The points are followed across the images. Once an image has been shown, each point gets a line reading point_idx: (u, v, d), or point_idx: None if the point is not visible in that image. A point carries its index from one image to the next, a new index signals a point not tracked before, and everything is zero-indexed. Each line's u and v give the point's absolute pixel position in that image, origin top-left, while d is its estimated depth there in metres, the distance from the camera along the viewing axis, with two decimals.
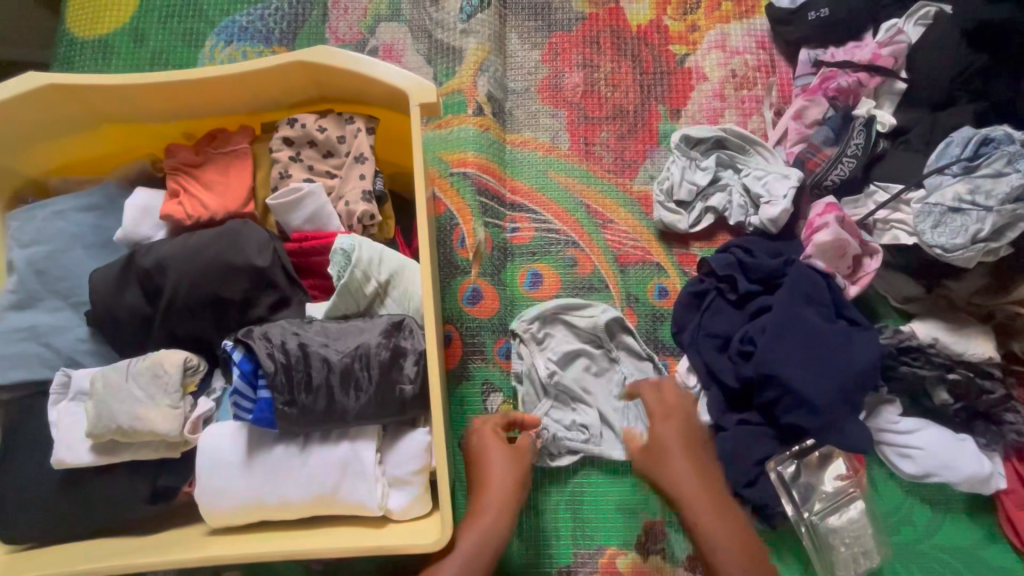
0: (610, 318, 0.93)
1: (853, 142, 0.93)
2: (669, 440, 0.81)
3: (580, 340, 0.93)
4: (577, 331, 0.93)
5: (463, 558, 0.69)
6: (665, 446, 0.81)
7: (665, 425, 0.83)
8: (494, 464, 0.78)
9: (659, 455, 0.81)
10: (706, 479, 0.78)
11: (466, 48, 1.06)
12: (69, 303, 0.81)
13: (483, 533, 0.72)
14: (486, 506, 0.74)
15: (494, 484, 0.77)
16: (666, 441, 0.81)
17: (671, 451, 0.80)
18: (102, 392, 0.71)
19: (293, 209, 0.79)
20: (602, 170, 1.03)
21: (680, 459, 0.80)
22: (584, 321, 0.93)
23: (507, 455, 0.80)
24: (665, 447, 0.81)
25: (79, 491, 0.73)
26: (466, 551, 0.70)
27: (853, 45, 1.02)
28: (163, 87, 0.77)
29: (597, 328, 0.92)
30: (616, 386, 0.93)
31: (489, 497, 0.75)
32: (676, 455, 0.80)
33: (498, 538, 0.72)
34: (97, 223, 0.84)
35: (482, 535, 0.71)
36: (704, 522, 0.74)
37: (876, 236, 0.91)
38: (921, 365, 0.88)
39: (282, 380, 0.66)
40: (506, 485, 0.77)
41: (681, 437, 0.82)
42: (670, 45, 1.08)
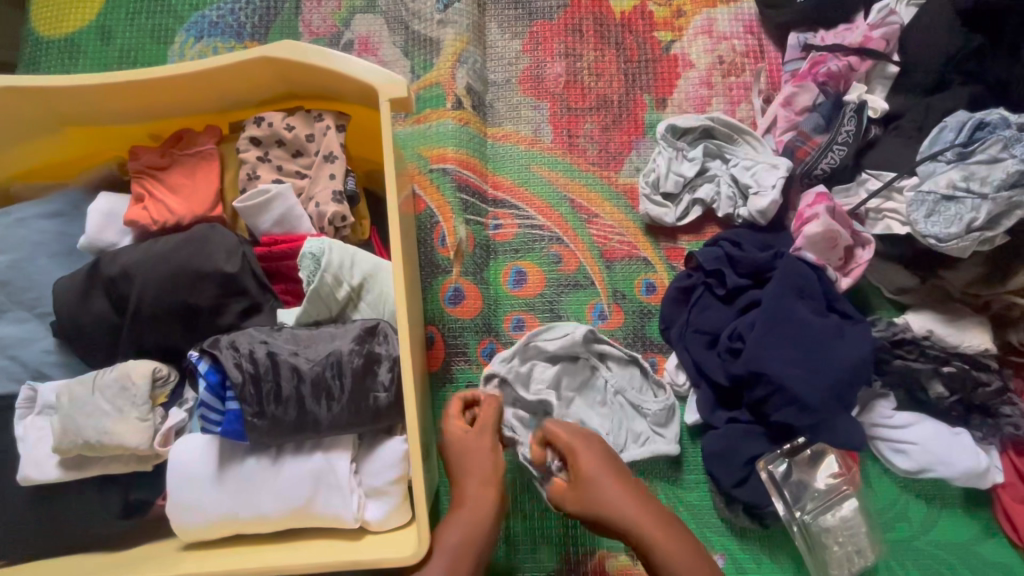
0: (581, 335, 0.87)
1: (844, 129, 0.90)
2: (596, 469, 0.72)
3: (557, 359, 0.88)
4: (551, 354, 0.88)
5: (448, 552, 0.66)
6: (597, 476, 0.72)
7: (586, 453, 0.74)
8: (471, 456, 0.74)
9: (587, 488, 0.71)
10: (646, 500, 0.71)
11: (443, 39, 1.02)
12: (34, 313, 0.78)
13: (466, 521, 0.69)
14: (469, 496, 0.71)
15: (476, 472, 0.73)
16: (591, 470, 0.72)
17: (607, 482, 0.71)
18: (68, 406, 0.69)
19: (261, 212, 0.76)
20: (587, 163, 1.00)
21: (616, 489, 0.71)
22: (555, 343, 0.87)
23: (482, 448, 0.75)
24: (594, 478, 0.71)
25: (51, 507, 0.72)
26: (452, 544, 0.67)
27: (844, 28, 0.98)
28: (121, 87, 0.74)
29: (573, 346, 0.87)
30: (599, 392, 0.90)
31: (469, 486, 0.72)
32: (612, 483, 0.71)
33: (481, 526, 0.69)
34: (61, 230, 0.81)
35: (472, 517, 0.69)
36: (667, 545, 0.67)
37: (868, 227, 0.89)
38: (915, 358, 0.85)
39: (251, 391, 0.64)
40: (484, 473, 0.73)
41: (606, 463, 0.73)
42: (656, 32, 1.05)
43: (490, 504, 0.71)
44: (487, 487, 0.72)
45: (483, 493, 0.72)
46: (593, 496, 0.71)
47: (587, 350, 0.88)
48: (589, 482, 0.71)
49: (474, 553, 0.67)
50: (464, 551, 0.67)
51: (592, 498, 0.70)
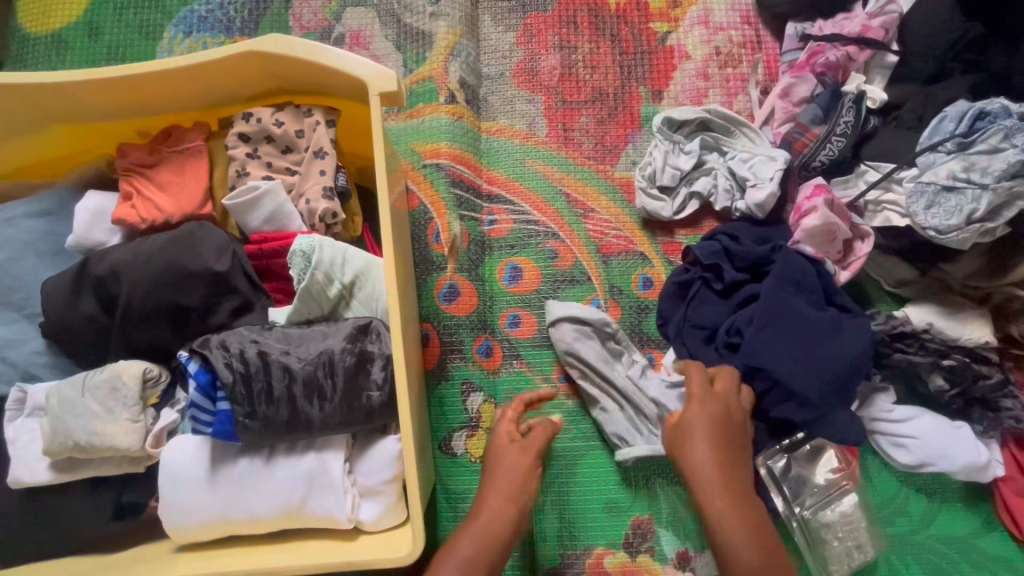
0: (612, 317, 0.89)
1: (842, 120, 0.89)
2: (699, 422, 0.73)
3: (595, 339, 0.88)
4: (589, 329, 0.88)
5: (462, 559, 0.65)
6: (693, 433, 0.72)
7: (696, 405, 0.74)
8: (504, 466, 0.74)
9: (683, 433, 0.73)
10: (736, 471, 0.70)
11: (436, 32, 1.01)
12: (23, 314, 0.77)
13: (479, 533, 0.68)
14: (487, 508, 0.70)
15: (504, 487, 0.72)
16: (693, 420, 0.73)
17: (703, 437, 0.72)
18: (57, 408, 0.68)
19: (251, 209, 0.75)
20: (583, 156, 0.99)
21: (708, 446, 0.71)
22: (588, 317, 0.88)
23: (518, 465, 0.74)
24: (693, 428, 0.73)
25: (42, 510, 0.71)
26: (464, 554, 0.65)
27: (842, 17, 0.97)
28: (106, 83, 0.72)
29: (609, 328, 0.89)
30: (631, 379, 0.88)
31: (491, 499, 0.71)
32: (707, 441, 0.71)
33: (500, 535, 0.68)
34: (49, 229, 0.80)
35: (485, 533, 0.68)
36: (727, 523, 0.66)
37: (868, 219, 0.89)
38: (915, 351, 0.85)
39: (242, 391, 0.63)
40: (511, 492, 0.71)
41: (710, 423, 0.73)
42: (651, 23, 1.03)
43: (507, 520, 0.69)
44: (510, 505, 0.71)
45: (505, 510, 0.70)
46: (683, 441, 0.73)
47: (621, 335, 0.90)
48: (684, 429, 0.73)
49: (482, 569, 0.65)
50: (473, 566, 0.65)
51: (682, 442, 0.73)
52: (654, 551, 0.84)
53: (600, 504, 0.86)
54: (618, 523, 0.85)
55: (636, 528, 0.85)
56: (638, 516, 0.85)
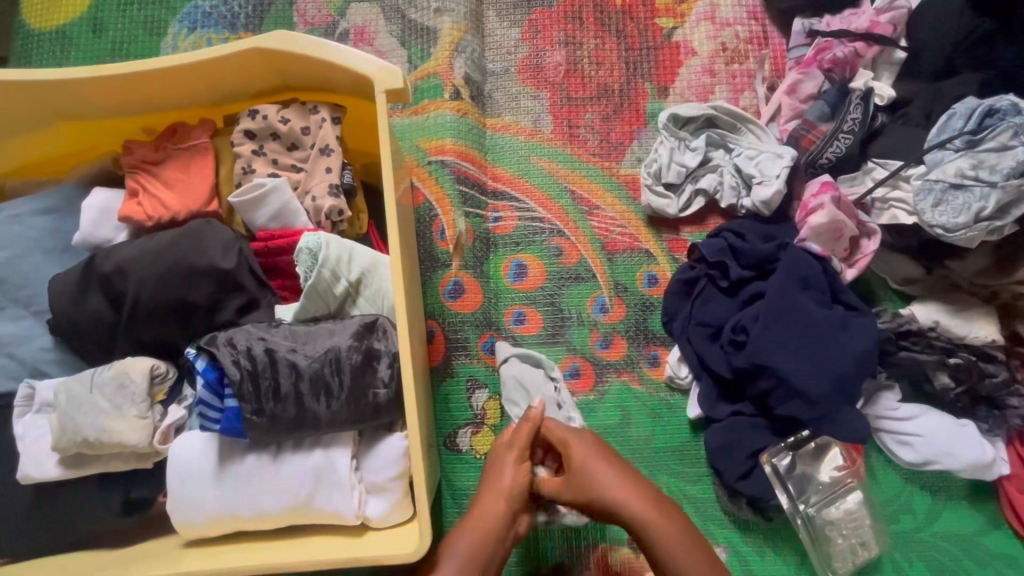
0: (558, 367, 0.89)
1: (849, 117, 0.89)
2: (589, 466, 0.72)
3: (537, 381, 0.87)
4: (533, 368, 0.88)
5: (460, 555, 0.66)
6: (592, 480, 0.71)
7: (581, 450, 0.73)
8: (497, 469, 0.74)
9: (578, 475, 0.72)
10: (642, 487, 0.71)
11: (440, 28, 1.00)
12: (31, 311, 0.78)
13: (473, 524, 0.69)
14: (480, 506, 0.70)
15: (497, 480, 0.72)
16: (584, 467, 0.72)
17: (604, 476, 0.71)
18: (65, 404, 0.68)
19: (257, 207, 0.75)
20: (588, 153, 0.99)
21: (611, 480, 0.70)
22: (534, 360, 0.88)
23: (507, 461, 0.74)
24: (588, 475, 0.71)
25: (51, 506, 0.71)
26: (461, 549, 0.67)
27: (849, 13, 0.96)
28: (112, 80, 0.72)
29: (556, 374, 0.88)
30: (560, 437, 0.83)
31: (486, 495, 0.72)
32: (610, 476, 0.71)
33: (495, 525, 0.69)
34: (55, 226, 0.80)
35: (480, 530, 0.68)
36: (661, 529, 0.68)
37: (874, 217, 0.88)
38: (921, 349, 0.84)
39: (249, 388, 0.63)
40: (502, 487, 0.72)
41: (600, 463, 0.72)
42: (657, 19, 1.02)
43: (498, 515, 0.69)
44: (502, 497, 0.71)
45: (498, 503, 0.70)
46: (586, 488, 0.71)
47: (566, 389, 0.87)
48: (581, 480, 0.71)
49: (478, 565, 0.66)
50: (470, 562, 0.66)
51: (586, 490, 0.71)
52: None
53: None
54: None
55: None
56: None
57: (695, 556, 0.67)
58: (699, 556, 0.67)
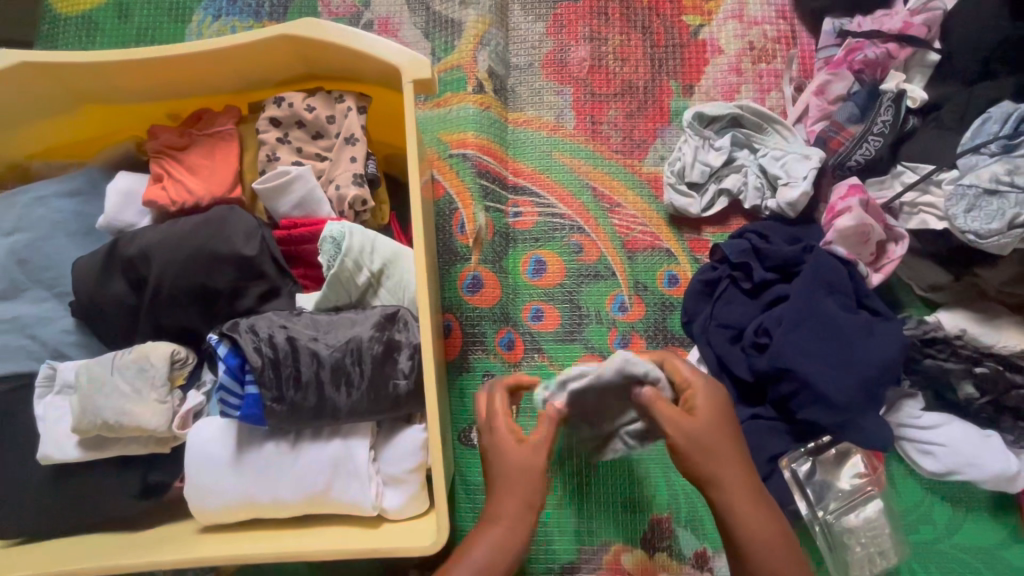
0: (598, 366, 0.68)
1: (879, 119, 0.87)
2: (709, 413, 0.66)
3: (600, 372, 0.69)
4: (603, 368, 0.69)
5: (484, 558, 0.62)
6: (703, 433, 0.64)
7: (702, 393, 0.67)
8: (520, 472, 0.66)
9: (695, 422, 0.65)
10: (745, 461, 0.65)
11: (465, 20, 1.00)
12: (54, 293, 0.78)
13: (496, 539, 0.63)
14: (506, 513, 0.64)
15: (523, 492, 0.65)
16: (704, 413, 0.66)
17: (716, 432, 0.65)
18: (87, 386, 0.68)
19: (281, 195, 0.75)
20: (610, 150, 0.98)
21: (722, 440, 0.65)
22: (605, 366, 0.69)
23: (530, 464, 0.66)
24: (708, 422, 0.65)
25: (69, 487, 0.72)
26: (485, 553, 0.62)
27: (882, 14, 0.94)
28: (140, 65, 0.72)
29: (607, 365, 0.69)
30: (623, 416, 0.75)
31: (508, 504, 0.65)
32: (719, 440, 0.65)
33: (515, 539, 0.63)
34: (79, 209, 0.80)
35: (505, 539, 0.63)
36: (752, 522, 0.62)
37: (902, 221, 0.87)
38: (946, 358, 0.83)
39: (270, 375, 0.63)
40: (529, 498, 0.65)
41: (720, 415, 0.66)
42: (684, 16, 1.01)
43: (526, 527, 0.64)
44: (530, 511, 0.65)
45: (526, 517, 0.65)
46: (699, 439, 0.64)
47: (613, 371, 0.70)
48: (698, 423, 0.65)
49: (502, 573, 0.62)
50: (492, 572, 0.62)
51: (697, 436, 0.64)
52: (672, 549, 0.84)
53: (616, 500, 0.85)
54: (637, 520, 0.85)
55: (654, 526, 0.85)
56: (657, 513, 0.85)
57: (780, 555, 0.61)
58: (782, 557, 0.60)
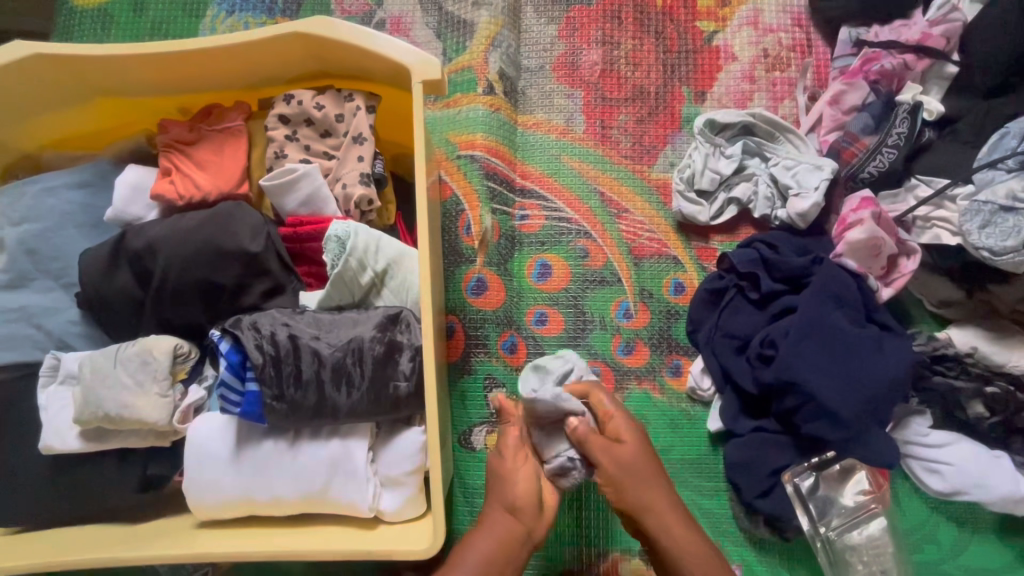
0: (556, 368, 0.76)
1: (895, 131, 0.87)
2: (634, 440, 0.72)
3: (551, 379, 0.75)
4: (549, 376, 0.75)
5: (481, 557, 0.64)
6: (634, 461, 0.70)
7: (626, 421, 0.73)
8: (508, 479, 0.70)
9: (621, 448, 0.70)
10: (665, 485, 0.71)
11: (478, 21, 0.99)
12: (61, 284, 0.79)
13: (485, 544, 0.65)
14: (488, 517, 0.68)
15: (502, 494, 0.69)
16: (630, 441, 0.71)
17: (641, 459, 0.71)
18: (89, 378, 0.68)
19: (287, 192, 0.75)
20: (619, 155, 0.97)
21: (646, 466, 0.70)
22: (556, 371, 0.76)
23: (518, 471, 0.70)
24: (634, 448, 0.71)
25: (69, 477, 0.72)
26: (482, 551, 0.65)
27: (900, 24, 0.93)
28: (152, 59, 0.73)
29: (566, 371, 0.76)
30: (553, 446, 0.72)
31: (491, 509, 0.69)
32: (644, 466, 0.70)
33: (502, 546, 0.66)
34: (87, 201, 0.80)
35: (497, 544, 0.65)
36: (681, 540, 0.67)
37: (915, 235, 0.85)
38: (956, 376, 0.82)
39: (271, 373, 0.63)
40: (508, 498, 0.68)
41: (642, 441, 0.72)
42: (698, 22, 1.00)
43: (512, 529, 0.67)
44: (508, 513, 0.68)
45: (501, 518, 0.68)
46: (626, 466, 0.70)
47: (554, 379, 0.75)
48: (624, 451, 0.70)
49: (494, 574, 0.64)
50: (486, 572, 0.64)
51: (625, 462, 0.70)
52: None
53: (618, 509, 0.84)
54: None
55: None
56: None
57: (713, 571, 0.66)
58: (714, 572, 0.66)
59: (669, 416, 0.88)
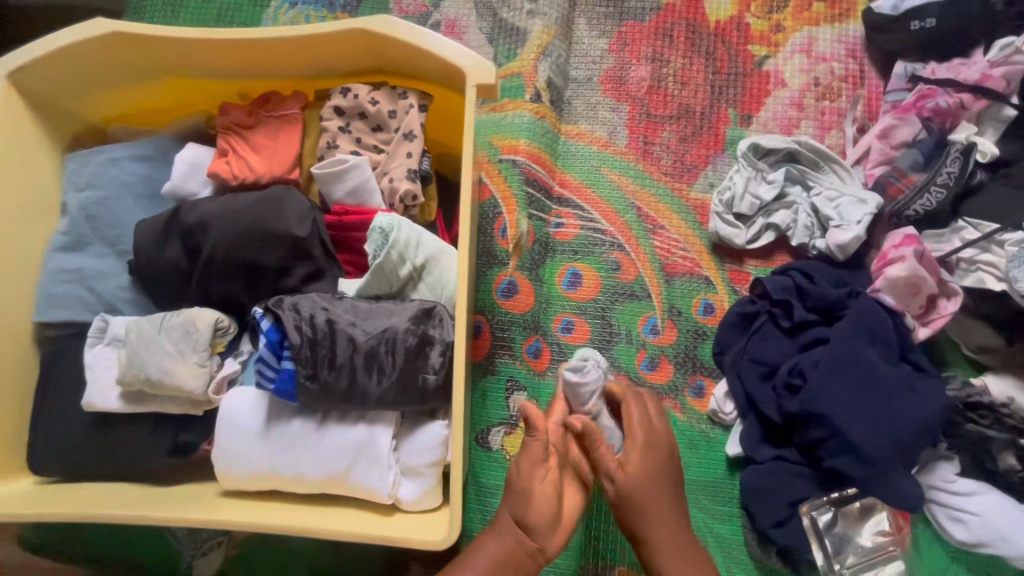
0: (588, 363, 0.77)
1: (945, 170, 0.85)
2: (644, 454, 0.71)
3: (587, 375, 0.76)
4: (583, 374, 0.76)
5: (488, 559, 0.66)
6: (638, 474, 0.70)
7: (641, 453, 0.71)
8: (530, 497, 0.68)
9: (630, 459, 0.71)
10: (673, 504, 0.71)
11: (531, 29, 1.01)
12: (115, 250, 0.82)
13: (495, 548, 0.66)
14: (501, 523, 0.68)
15: (517, 506, 0.68)
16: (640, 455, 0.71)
17: (645, 476, 0.71)
18: (135, 342, 0.71)
19: (336, 181, 0.77)
20: (659, 172, 0.97)
21: (655, 498, 0.70)
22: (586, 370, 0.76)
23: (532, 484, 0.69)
24: (644, 485, 0.70)
25: (107, 435, 0.75)
26: (490, 553, 0.66)
27: (959, 62, 0.92)
28: (223, 44, 0.76)
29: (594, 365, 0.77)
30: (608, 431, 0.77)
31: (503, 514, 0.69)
32: (648, 481, 0.70)
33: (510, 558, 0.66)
34: (148, 173, 0.84)
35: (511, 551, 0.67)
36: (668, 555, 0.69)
37: (957, 277, 0.84)
38: (988, 425, 0.79)
39: (307, 354, 0.65)
40: (522, 513, 0.67)
41: (654, 468, 0.71)
42: (750, 45, 1.00)
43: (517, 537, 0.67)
44: (517, 524, 0.68)
45: (512, 528, 0.68)
46: (634, 493, 0.70)
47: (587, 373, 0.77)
48: (630, 482, 0.70)
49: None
50: None
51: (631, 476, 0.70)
52: None
53: None
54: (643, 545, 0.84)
55: None
56: None
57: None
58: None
59: (688, 436, 0.87)
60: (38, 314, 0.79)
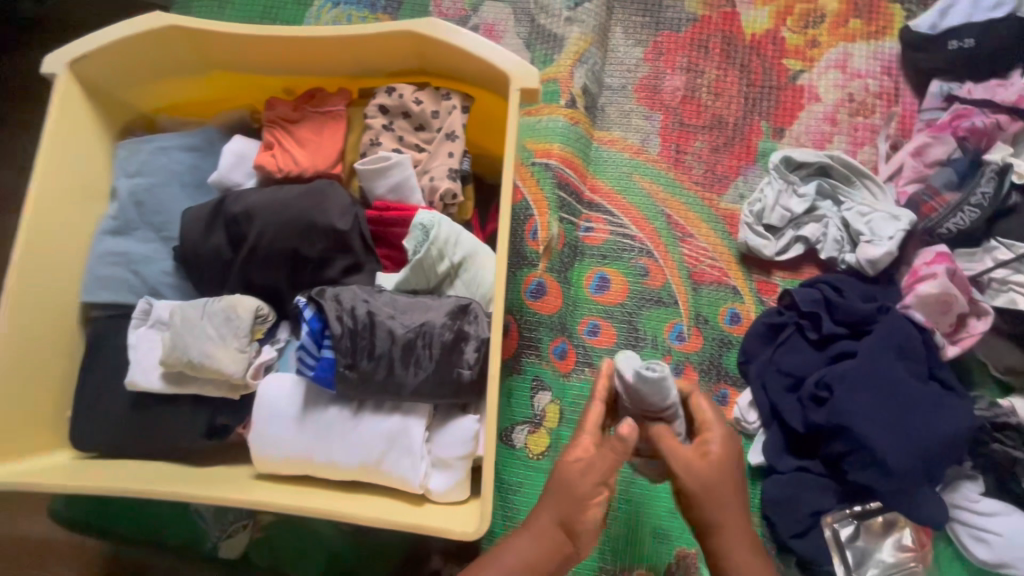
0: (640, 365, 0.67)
1: (979, 190, 0.84)
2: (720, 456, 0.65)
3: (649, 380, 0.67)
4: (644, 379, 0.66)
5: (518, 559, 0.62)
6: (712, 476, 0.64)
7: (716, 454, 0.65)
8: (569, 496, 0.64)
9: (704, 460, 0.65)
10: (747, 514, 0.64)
11: (568, 36, 1.02)
12: (160, 236, 0.85)
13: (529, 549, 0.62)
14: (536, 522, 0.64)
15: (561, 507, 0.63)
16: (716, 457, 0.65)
17: (721, 480, 0.64)
18: (179, 325, 0.74)
19: (377, 177, 0.79)
20: (690, 181, 0.98)
21: (730, 506, 0.63)
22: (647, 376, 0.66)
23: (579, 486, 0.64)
24: (722, 488, 0.64)
25: (147, 414, 0.78)
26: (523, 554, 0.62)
27: (996, 83, 0.92)
28: (275, 41, 0.79)
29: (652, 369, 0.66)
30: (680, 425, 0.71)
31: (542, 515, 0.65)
32: (722, 483, 0.64)
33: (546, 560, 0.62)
34: (194, 163, 0.87)
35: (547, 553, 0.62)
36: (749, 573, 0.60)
37: (988, 296, 0.84)
38: (1015, 446, 0.80)
39: (347, 344, 0.67)
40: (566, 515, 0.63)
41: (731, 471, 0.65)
42: (785, 59, 1.01)
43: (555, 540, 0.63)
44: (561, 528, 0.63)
45: (553, 529, 0.63)
46: (706, 496, 0.63)
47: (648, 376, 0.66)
48: (705, 484, 0.63)
49: None
50: None
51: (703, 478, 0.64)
52: None
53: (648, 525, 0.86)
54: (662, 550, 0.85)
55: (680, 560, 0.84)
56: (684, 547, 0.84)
57: None
58: None
59: None
60: (86, 295, 0.82)
